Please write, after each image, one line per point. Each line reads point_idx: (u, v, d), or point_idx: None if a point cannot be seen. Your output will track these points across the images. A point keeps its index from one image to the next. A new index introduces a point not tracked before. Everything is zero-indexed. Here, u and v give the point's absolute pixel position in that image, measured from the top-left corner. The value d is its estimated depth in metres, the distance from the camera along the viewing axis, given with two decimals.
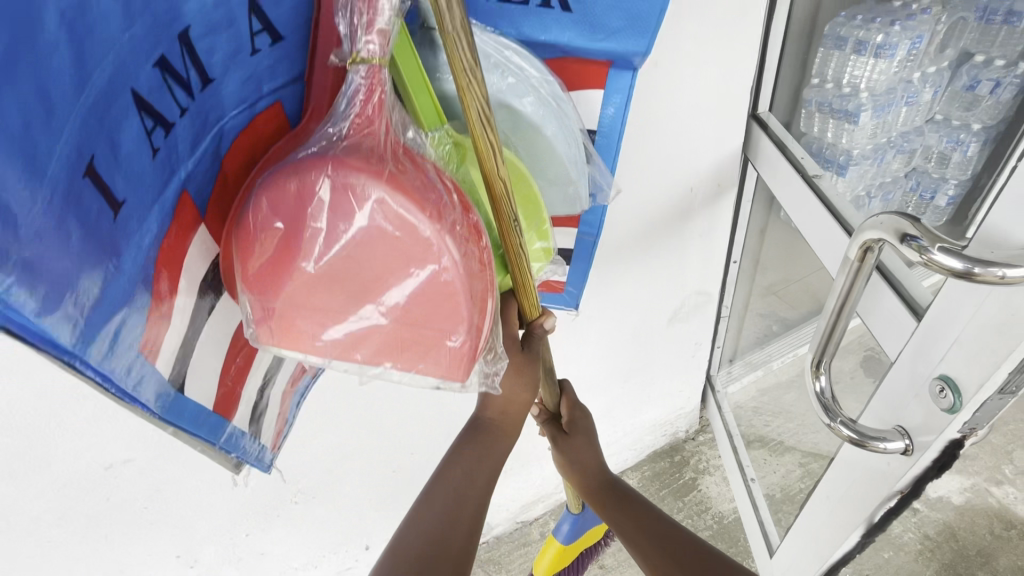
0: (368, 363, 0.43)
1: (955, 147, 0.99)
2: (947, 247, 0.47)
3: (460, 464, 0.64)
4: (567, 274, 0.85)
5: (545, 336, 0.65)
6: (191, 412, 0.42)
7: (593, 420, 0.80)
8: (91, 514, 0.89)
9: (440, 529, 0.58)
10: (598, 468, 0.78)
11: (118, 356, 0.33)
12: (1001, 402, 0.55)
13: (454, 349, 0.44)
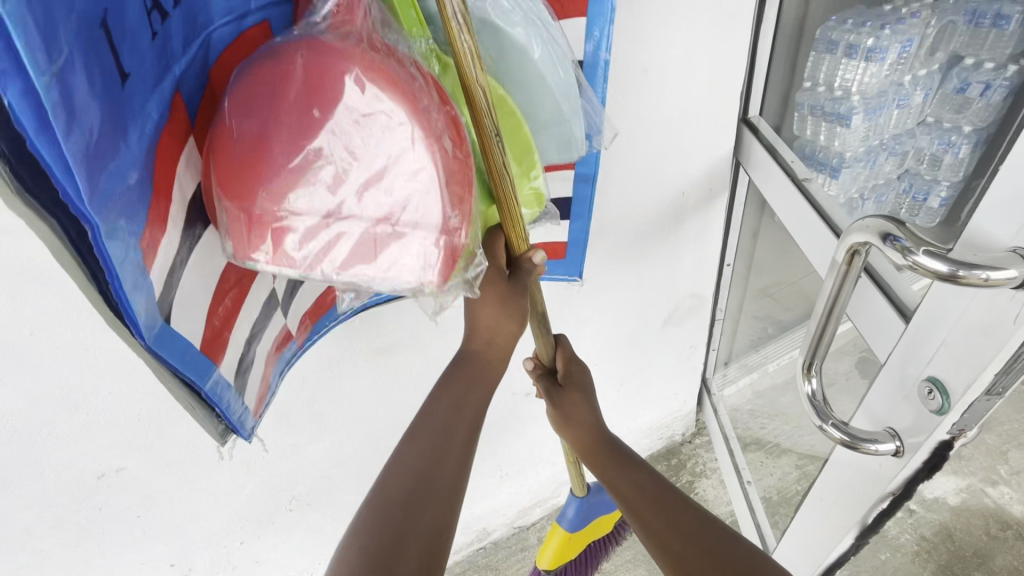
0: (341, 263, 0.42)
1: (946, 150, 0.91)
2: (932, 251, 0.48)
3: (444, 400, 0.62)
4: (569, 229, 0.88)
5: (534, 272, 0.61)
6: (177, 351, 0.42)
7: (591, 376, 0.76)
8: (84, 523, 0.89)
9: (424, 469, 0.57)
10: (594, 421, 0.73)
11: (121, 235, 0.33)
12: (989, 402, 0.56)
13: (429, 247, 0.42)
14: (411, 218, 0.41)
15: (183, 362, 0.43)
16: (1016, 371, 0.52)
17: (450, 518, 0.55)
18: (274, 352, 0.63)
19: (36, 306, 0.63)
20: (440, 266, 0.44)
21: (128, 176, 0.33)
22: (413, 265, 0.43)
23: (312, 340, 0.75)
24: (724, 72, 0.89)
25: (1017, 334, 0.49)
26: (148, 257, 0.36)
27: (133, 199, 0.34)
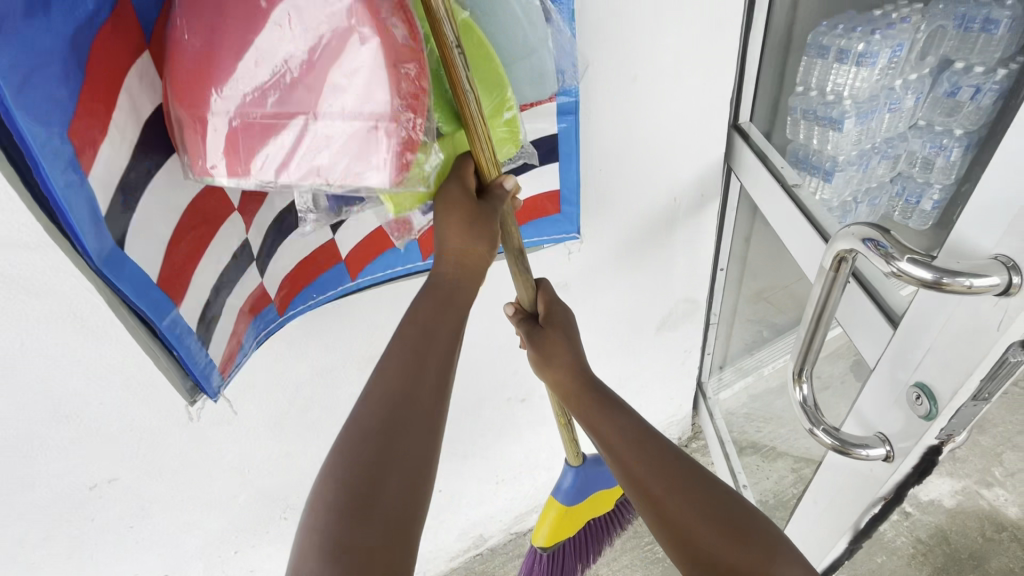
0: (295, 164, 0.48)
1: (937, 153, 0.90)
2: (915, 258, 0.48)
3: (412, 320, 0.55)
4: (562, 177, 0.86)
5: (504, 197, 0.59)
6: (131, 282, 0.51)
7: (574, 317, 0.74)
8: (76, 534, 0.89)
9: (398, 393, 0.51)
10: (575, 361, 0.69)
11: (43, 106, 0.41)
12: (976, 408, 0.56)
13: (371, 143, 0.46)
14: (342, 115, 0.46)
15: (135, 292, 0.52)
16: (1001, 378, 0.52)
17: (433, 448, 0.50)
18: (246, 312, 0.69)
19: (27, 317, 0.64)
20: (378, 160, 0.47)
21: (56, 67, 0.42)
22: (353, 162, 0.47)
23: (298, 312, 0.78)
24: (713, 80, 0.89)
25: (1001, 341, 0.49)
26: (82, 150, 0.45)
27: (57, 86, 0.42)
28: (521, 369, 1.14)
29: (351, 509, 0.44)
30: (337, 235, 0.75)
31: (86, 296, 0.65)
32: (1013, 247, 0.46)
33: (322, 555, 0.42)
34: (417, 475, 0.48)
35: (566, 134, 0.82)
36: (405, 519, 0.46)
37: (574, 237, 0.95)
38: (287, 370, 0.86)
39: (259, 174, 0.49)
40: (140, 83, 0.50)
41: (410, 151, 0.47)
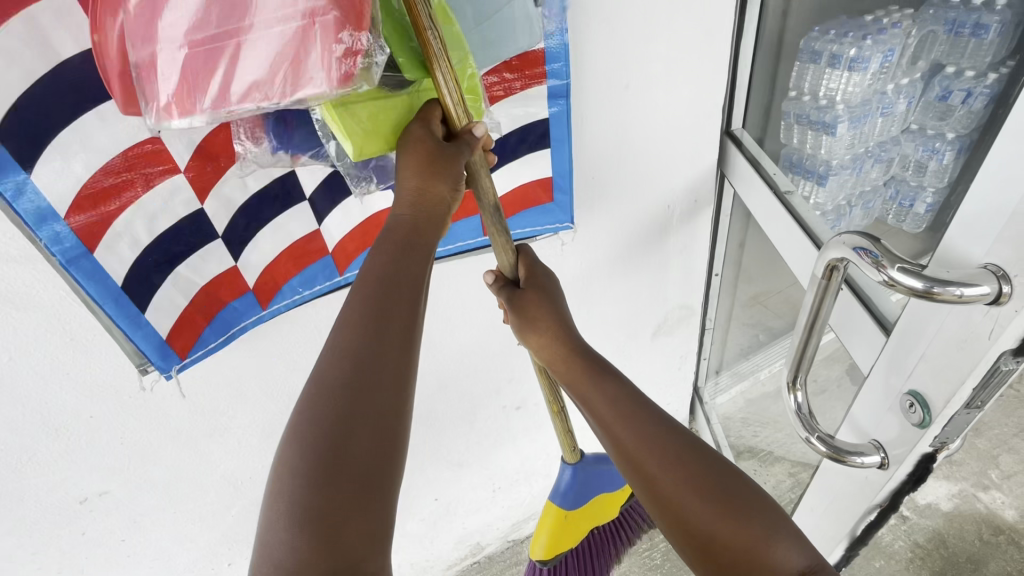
0: (247, 86, 0.47)
1: (930, 156, 0.91)
2: (906, 267, 0.48)
3: (376, 270, 0.52)
4: (552, 160, 0.85)
5: (474, 144, 0.58)
6: (32, 209, 0.56)
7: (558, 282, 0.70)
8: (67, 549, 0.88)
9: (363, 347, 0.47)
10: (558, 325, 0.67)
11: None
12: (969, 416, 0.56)
13: (327, 46, 0.46)
14: (271, 19, 0.45)
15: (36, 222, 0.57)
16: (994, 387, 0.52)
17: (404, 403, 0.47)
18: (210, 293, 0.71)
19: (14, 330, 0.63)
20: (321, 61, 0.47)
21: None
22: (296, 68, 0.47)
23: (284, 305, 0.77)
24: (704, 86, 0.90)
25: (993, 349, 0.49)
26: None
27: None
28: (516, 376, 1.14)
29: (316, 470, 0.42)
30: (322, 224, 0.74)
31: (74, 308, 0.64)
32: (1003, 257, 0.47)
33: (292, 522, 0.40)
34: (386, 434, 0.45)
35: (558, 119, 0.80)
36: (374, 482, 0.43)
37: (570, 227, 0.93)
38: (279, 380, 0.85)
39: (205, 105, 0.47)
40: (54, 19, 0.51)
41: (354, 50, 0.47)
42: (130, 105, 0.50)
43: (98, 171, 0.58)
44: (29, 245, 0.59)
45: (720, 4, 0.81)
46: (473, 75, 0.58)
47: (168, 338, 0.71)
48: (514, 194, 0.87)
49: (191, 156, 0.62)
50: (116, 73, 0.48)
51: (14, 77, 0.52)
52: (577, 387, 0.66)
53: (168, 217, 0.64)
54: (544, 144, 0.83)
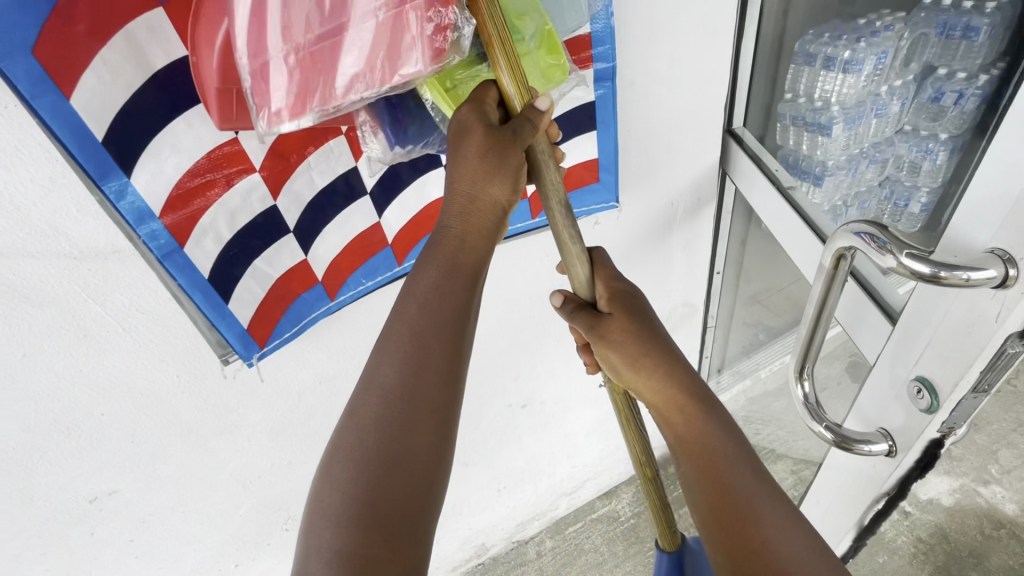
0: (353, 77, 0.50)
1: (924, 157, 0.92)
2: (914, 253, 0.49)
3: (416, 295, 0.52)
4: (598, 143, 0.87)
5: (532, 121, 0.55)
6: (131, 210, 0.59)
7: (644, 305, 0.65)
8: (75, 549, 0.87)
9: (405, 383, 0.48)
10: (666, 363, 0.61)
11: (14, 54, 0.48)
12: (976, 400, 0.57)
13: (419, 28, 0.49)
14: (366, 11, 0.48)
15: (135, 220, 0.60)
16: (1000, 369, 0.53)
17: (442, 440, 0.48)
18: (284, 287, 0.74)
19: (28, 327, 0.63)
20: (417, 42, 0.49)
21: (8, 4, 0.47)
22: (393, 53, 0.50)
23: (349, 297, 0.81)
24: (708, 85, 0.91)
25: (999, 333, 0.51)
26: (58, 82, 0.51)
27: (22, 22, 0.48)
28: (522, 374, 1.14)
29: (354, 513, 0.43)
30: (383, 217, 0.77)
31: (89, 305, 0.65)
32: (1008, 242, 0.48)
33: (321, 564, 0.41)
34: (420, 476, 0.46)
35: (604, 100, 0.82)
36: (406, 527, 0.44)
37: (615, 206, 0.96)
38: (290, 378, 0.85)
39: (314, 103, 0.50)
40: (150, 35, 0.54)
41: (444, 26, 0.50)
42: (228, 120, 0.54)
43: (183, 173, 0.60)
44: (45, 239, 0.58)
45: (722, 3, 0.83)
46: (551, 32, 0.57)
47: (249, 328, 0.74)
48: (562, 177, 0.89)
49: (267, 154, 0.64)
50: (216, 90, 0.52)
51: (118, 94, 0.54)
52: (691, 447, 0.57)
53: (246, 216, 0.66)
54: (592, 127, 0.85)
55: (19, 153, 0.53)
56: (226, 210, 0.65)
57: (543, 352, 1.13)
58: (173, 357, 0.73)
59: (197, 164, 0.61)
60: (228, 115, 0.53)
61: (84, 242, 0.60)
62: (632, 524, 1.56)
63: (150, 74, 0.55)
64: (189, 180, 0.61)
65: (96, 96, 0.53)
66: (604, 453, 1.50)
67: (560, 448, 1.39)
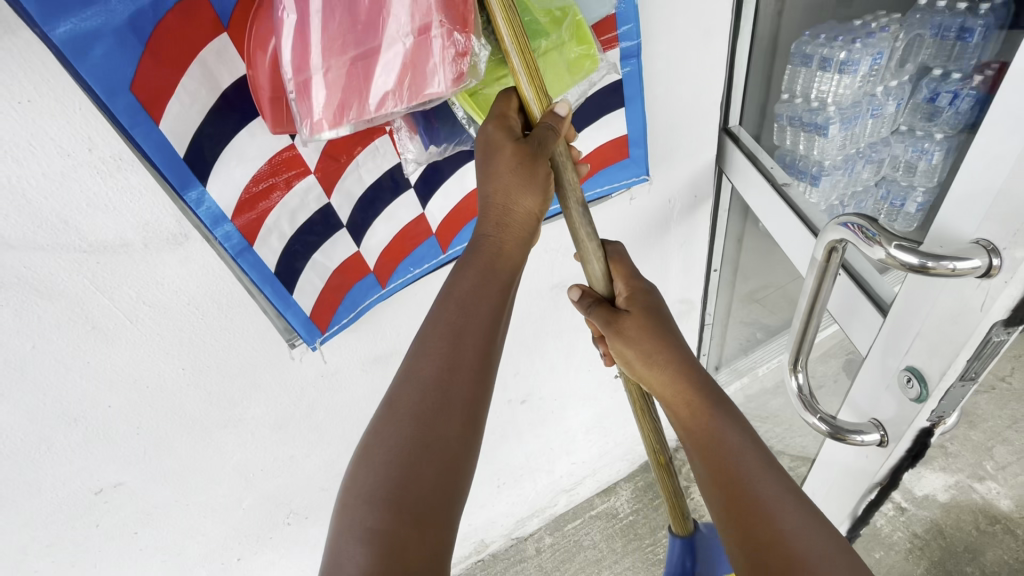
0: (384, 94, 0.51)
1: (920, 156, 0.94)
2: (903, 244, 0.50)
3: (456, 294, 0.54)
4: (626, 119, 0.88)
5: (551, 130, 0.55)
6: (208, 214, 0.62)
7: (660, 305, 0.67)
8: (80, 541, 0.89)
9: (439, 377, 0.50)
10: (679, 360, 0.62)
11: (114, 90, 0.51)
12: (964, 388, 0.58)
13: (444, 52, 0.50)
14: (397, 33, 0.49)
15: (211, 223, 0.63)
16: (987, 357, 0.55)
17: (472, 432, 0.49)
18: (341, 280, 0.77)
19: (39, 319, 0.64)
20: (442, 66, 0.50)
21: (111, 46, 0.50)
22: (421, 76, 0.51)
23: (400, 283, 0.84)
24: (705, 84, 0.92)
25: (985, 321, 0.52)
26: (150, 110, 0.54)
27: (123, 61, 0.51)
28: (522, 370, 1.16)
29: (387, 494, 0.44)
30: (426, 208, 0.79)
31: (96, 297, 0.66)
32: (992, 232, 0.49)
33: (353, 540, 0.43)
34: (450, 464, 0.47)
35: (630, 78, 0.83)
36: (436, 510, 0.45)
37: (645, 180, 0.97)
38: (294, 373, 0.86)
39: (353, 115, 0.52)
40: (218, 59, 0.56)
41: (463, 52, 0.50)
42: (280, 125, 0.57)
43: (250, 179, 0.63)
44: (55, 233, 0.60)
45: (718, 4, 0.83)
46: (581, 23, 0.58)
47: (312, 315, 0.77)
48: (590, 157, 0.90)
49: (319, 157, 0.66)
50: (269, 98, 0.55)
51: (194, 116, 0.57)
52: (699, 441, 0.59)
53: (305, 215, 0.69)
54: (619, 103, 0.85)
55: (30, 147, 0.54)
56: (288, 211, 0.68)
57: (543, 348, 1.15)
58: (177, 348, 0.75)
59: (260, 169, 0.63)
60: (281, 120, 0.57)
61: (92, 236, 0.61)
62: (631, 520, 1.57)
63: (220, 95, 0.58)
64: (255, 185, 0.64)
65: (179, 121, 0.56)
66: (603, 449, 1.51)
67: (560, 444, 1.40)
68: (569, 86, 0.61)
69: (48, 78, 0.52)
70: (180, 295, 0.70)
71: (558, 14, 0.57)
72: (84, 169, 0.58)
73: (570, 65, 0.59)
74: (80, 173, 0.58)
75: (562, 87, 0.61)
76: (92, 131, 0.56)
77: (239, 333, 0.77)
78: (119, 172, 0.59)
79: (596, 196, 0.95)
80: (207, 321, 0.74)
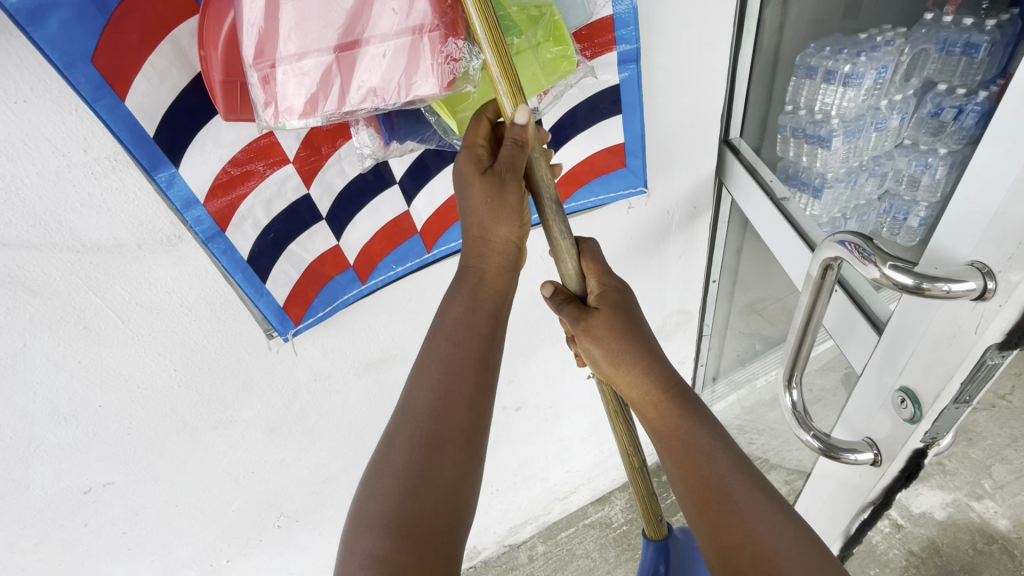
0: (364, 89, 0.48)
1: (924, 171, 0.94)
2: (898, 265, 0.50)
3: (447, 326, 0.55)
4: (624, 129, 0.87)
5: (513, 153, 0.53)
6: (179, 196, 0.61)
7: (630, 298, 0.63)
8: (68, 540, 0.88)
9: (434, 406, 0.50)
10: (644, 360, 0.59)
11: (75, 61, 0.50)
12: (958, 410, 0.58)
13: (435, 55, 0.48)
14: (386, 32, 0.47)
15: (182, 206, 0.62)
16: (981, 380, 0.54)
17: (469, 464, 0.50)
18: (317, 269, 0.76)
19: (29, 318, 0.64)
20: (433, 69, 0.48)
21: (70, 16, 0.49)
22: (407, 75, 0.48)
23: (381, 281, 0.82)
24: (705, 96, 0.91)
25: (979, 344, 0.52)
26: (115, 85, 0.53)
27: (83, 32, 0.50)
28: (516, 377, 1.14)
29: (387, 520, 0.45)
30: (411, 205, 0.78)
31: (89, 297, 0.66)
32: (987, 254, 0.49)
33: (354, 567, 0.43)
34: (449, 491, 0.47)
35: (629, 84, 0.81)
36: (437, 537, 0.45)
37: (644, 191, 0.95)
38: (284, 375, 0.85)
39: (326, 107, 0.49)
40: (190, 55, 0.56)
41: (455, 57, 0.49)
42: (233, 112, 0.53)
43: (227, 162, 0.62)
44: (49, 233, 0.60)
45: (719, 17, 0.83)
46: (559, 24, 0.56)
47: (285, 306, 0.75)
48: (587, 163, 0.90)
49: (298, 147, 0.65)
50: (220, 83, 0.51)
51: (164, 95, 0.56)
52: (672, 444, 0.57)
53: (282, 204, 0.68)
54: (616, 110, 0.85)
55: (25, 147, 0.54)
56: (263, 199, 0.67)
57: (538, 354, 1.13)
58: (169, 349, 0.74)
59: (240, 150, 0.62)
60: (233, 107, 0.53)
61: (85, 236, 0.61)
62: (624, 530, 1.56)
63: (193, 74, 0.57)
64: (232, 168, 0.63)
65: (147, 112, 0.56)
66: (598, 458, 1.50)
67: (555, 451, 1.39)
68: (543, 87, 0.59)
69: (44, 79, 0.52)
70: (173, 296, 0.70)
71: (535, 12, 0.54)
72: (80, 169, 0.58)
73: (545, 65, 0.57)
74: (75, 173, 0.58)
75: (536, 88, 0.58)
76: (86, 131, 0.56)
77: (232, 334, 0.77)
78: (113, 172, 0.59)
79: (591, 204, 0.94)
80: (201, 322, 0.74)
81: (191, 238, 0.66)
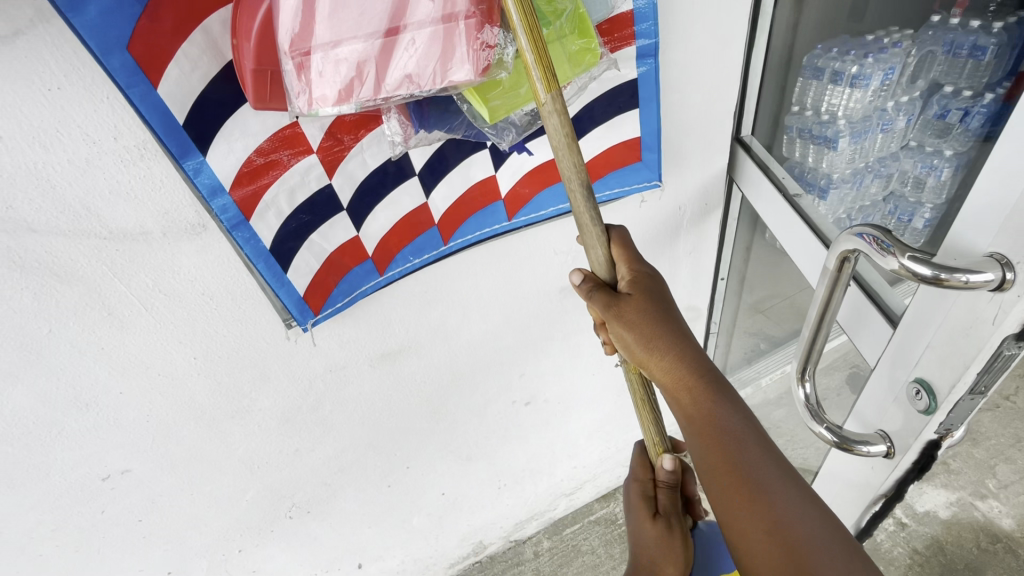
0: (399, 76, 0.49)
1: (929, 173, 0.95)
2: (917, 256, 0.51)
3: None
4: (640, 123, 0.88)
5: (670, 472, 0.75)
6: (206, 184, 0.62)
7: (660, 285, 0.63)
8: (84, 526, 0.89)
9: None
10: (677, 345, 0.59)
11: (111, 47, 0.51)
12: (973, 402, 0.59)
13: (470, 43, 0.49)
14: (422, 20, 0.48)
15: (208, 194, 0.62)
16: (997, 371, 0.55)
17: None
18: (337, 260, 0.77)
19: (56, 304, 0.65)
20: (468, 56, 0.49)
21: (109, 4, 0.50)
22: (442, 62, 0.49)
23: (398, 272, 0.83)
24: (720, 93, 0.92)
25: (996, 334, 0.52)
26: (148, 72, 0.54)
27: (120, 20, 0.51)
28: (528, 372, 1.15)
29: None
30: (430, 197, 0.79)
31: (114, 284, 0.67)
32: (1007, 246, 0.50)
33: None
34: None
35: (646, 78, 0.82)
36: None
37: (658, 185, 0.97)
38: (301, 365, 0.86)
39: (361, 94, 0.50)
40: (221, 44, 0.57)
41: (489, 45, 0.50)
42: (263, 101, 0.54)
43: (253, 151, 0.63)
44: (78, 220, 0.61)
45: (735, 13, 0.84)
46: (584, 16, 0.57)
47: (305, 296, 0.76)
48: (602, 157, 0.90)
49: (322, 136, 0.66)
50: (252, 71, 0.52)
51: (194, 83, 0.57)
52: (703, 430, 0.57)
53: (305, 193, 0.69)
54: (633, 105, 0.86)
55: (58, 134, 0.55)
56: (287, 188, 0.67)
57: (549, 350, 1.14)
58: (190, 338, 0.75)
59: (266, 139, 0.63)
60: (264, 96, 0.53)
61: (113, 223, 0.62)
62: None
63: (223, 63, 0.58)
64: (258, 157, 0.64)
65: (177, 101, 0.56)
66: (605, 454, 1.51)
67: (562, 446, 1.40)
68: (570, 78, 0.60)
69: (79, 66, 0.53)
70: (195, 284, 0.71)
71: (561, 5, 0.56)
72: (109, 157, 0.59)
73: (571, 58, 0.58)
74: (105, 161, 0.59)
75: (564, 79, 0.59)
76: (117, 119, 0.57)
77: (251, 323, 0.78)
78: (142, 160, 0.60)
79: (605, 199, 0.95)
80: (221, 311, 0.75)
81: (215, 226, 0.67)
